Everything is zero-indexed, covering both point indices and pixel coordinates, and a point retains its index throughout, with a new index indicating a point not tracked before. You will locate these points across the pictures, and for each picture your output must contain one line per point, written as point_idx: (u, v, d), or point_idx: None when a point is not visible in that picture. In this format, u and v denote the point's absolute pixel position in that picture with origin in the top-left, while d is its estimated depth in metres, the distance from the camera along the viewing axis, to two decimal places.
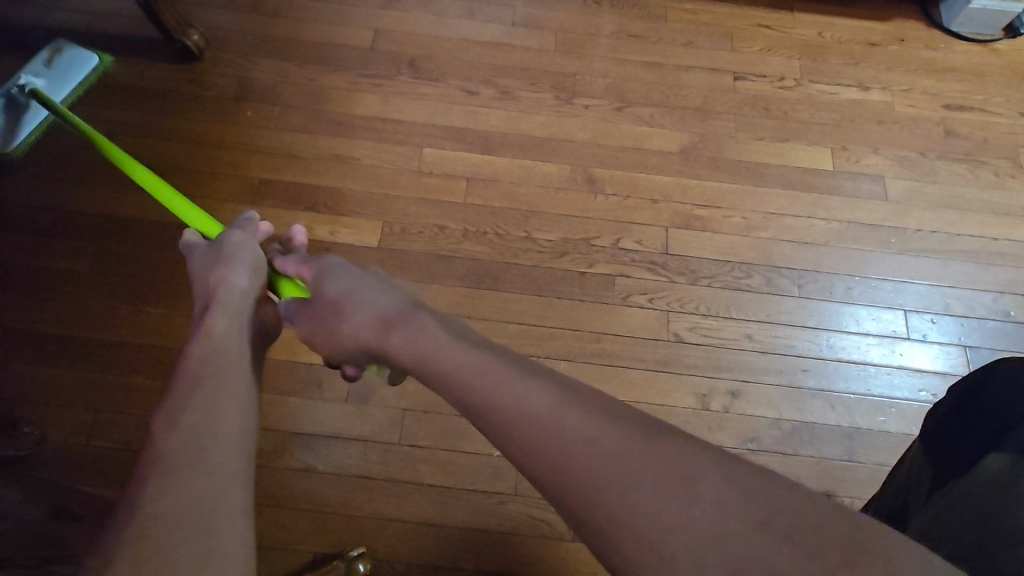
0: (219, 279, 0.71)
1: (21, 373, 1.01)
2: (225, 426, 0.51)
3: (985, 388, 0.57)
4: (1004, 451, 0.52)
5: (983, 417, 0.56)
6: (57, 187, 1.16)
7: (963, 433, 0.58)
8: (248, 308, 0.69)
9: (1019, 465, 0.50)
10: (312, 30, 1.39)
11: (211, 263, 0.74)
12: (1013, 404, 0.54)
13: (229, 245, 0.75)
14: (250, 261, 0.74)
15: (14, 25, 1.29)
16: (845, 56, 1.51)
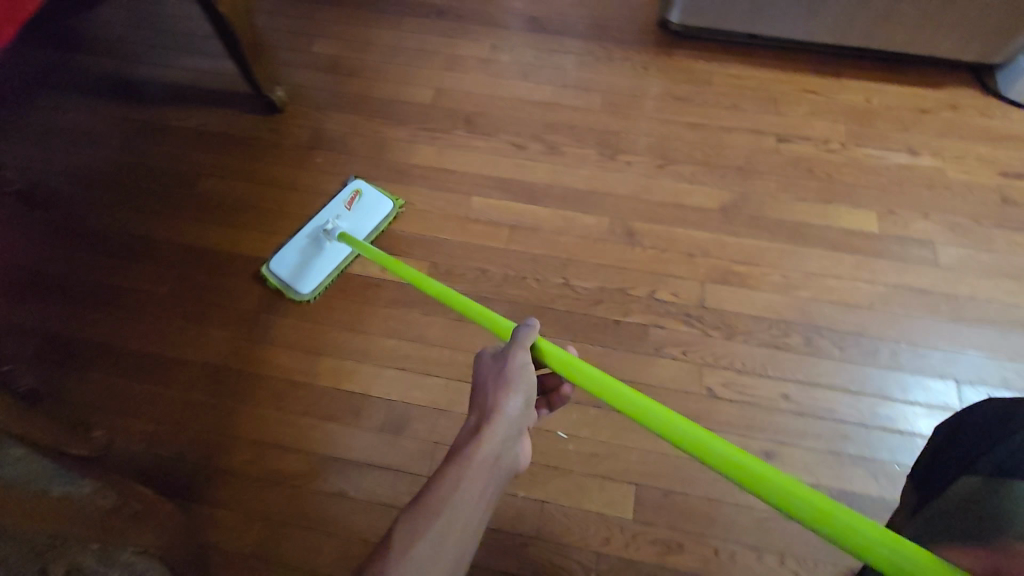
0: (502, 398, 0.70)
1: (99, 381, 1.13)
2: (458, 526, 0.61)
3: (974, 416, 0.60)
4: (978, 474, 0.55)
5: (970, 442, 0.59)
6: (150, 218, 1.31)
7: (946, 471, 0.61)
8: (511, 444, 0.68)
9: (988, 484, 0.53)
10: (380, 88, 1.54)
11: (491, 378, 0.72)
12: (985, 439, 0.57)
13: (512, 365, 0.73)
14: (527, 388, 0.72)
15: (133, 80, 1.50)
16: (894, 122, 1.52)
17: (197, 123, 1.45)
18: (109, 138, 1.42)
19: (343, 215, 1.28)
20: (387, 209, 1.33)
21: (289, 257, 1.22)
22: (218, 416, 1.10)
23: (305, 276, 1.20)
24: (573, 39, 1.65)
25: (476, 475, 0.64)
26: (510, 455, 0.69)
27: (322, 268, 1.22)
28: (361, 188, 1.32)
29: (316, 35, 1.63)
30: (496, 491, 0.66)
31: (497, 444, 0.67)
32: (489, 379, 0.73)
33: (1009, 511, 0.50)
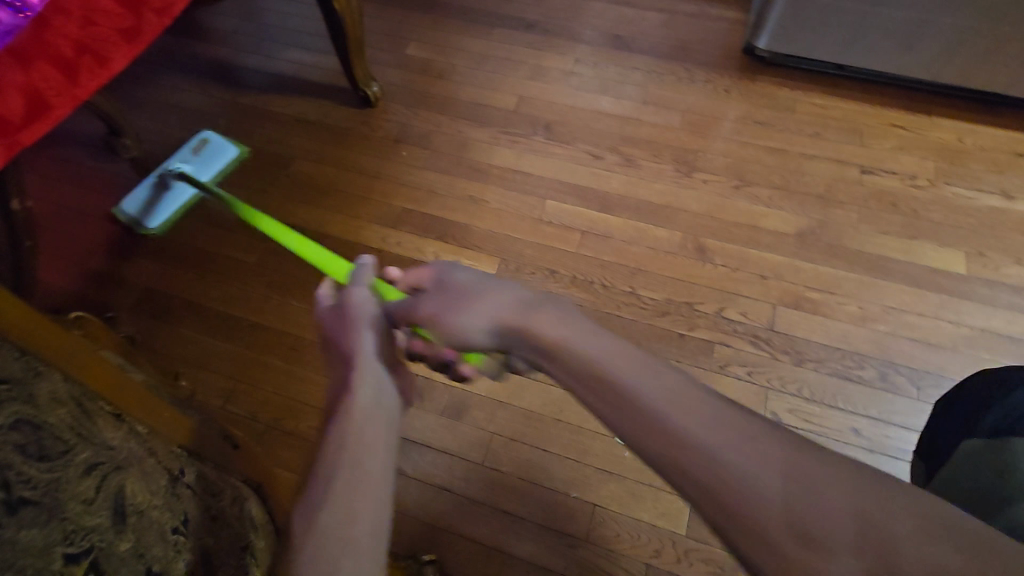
0: (351, 342, 0.76)
1: (188, 337, 1.21)
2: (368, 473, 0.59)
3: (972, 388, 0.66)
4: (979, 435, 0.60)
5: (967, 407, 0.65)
6: (245, 193, 1.41)
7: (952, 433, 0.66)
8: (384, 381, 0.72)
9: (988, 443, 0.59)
10: (466, 92, 1.61)
11: (340, 326, 0.79)
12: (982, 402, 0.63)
13: (354, 308, 0.79)
14: (370, 322, 0.78)
15: (242, 68, 1.62)
16: (988, 163, 1.46)
17: (295, 110, 1.55)
18: (216, 118, 1.53)
19: (189, 159, 1.39)
20: (228, 156, 1.42)
21: (139, 194, 1.33)
22: (289, 382, 1.16)
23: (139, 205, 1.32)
24: (655, 59, 1.68)
25: (365, 423, 0.64)
26: (390, 390, 0.72)
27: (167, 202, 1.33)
28: (208, 138, 1.43)
29: (409, 39, 1.72)
30: (391, 428, 0.67)
31: (370, 387, 0.69)
32: (333, 329, 0.80)
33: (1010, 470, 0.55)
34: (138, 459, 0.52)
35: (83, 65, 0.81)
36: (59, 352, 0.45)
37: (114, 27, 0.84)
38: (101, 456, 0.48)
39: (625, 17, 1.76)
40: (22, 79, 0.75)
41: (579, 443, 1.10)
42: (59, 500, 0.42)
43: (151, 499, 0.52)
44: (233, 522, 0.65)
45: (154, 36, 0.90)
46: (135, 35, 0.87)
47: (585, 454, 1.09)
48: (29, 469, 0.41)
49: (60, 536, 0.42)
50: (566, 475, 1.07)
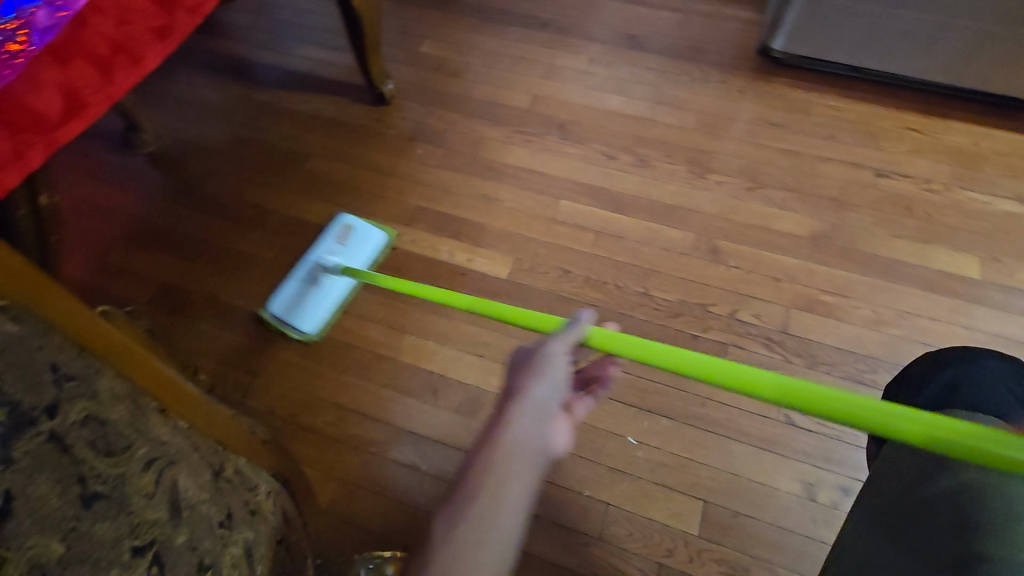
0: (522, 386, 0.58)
1: (206, 332, 1.22)
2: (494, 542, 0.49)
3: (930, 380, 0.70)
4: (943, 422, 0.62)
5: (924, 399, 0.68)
6: (262, 189, 1.42)
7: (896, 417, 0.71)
8: (546, 427, 0.56)
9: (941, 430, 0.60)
10: (480, 90, 1.61)
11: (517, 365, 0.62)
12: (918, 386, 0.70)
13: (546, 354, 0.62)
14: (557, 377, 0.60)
15: (258, 64, 1.63)
16: (1003, 168, 1.46)
17: (310, 107, 1.55)
18: (232, 114, 1.54)
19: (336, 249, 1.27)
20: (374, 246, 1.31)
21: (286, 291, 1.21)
22: (305, 378, 1.17)
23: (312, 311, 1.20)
24: (670, 59, 1.68)
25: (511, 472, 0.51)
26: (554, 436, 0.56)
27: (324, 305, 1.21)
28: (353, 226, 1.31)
29: (424, 37, 1.72)
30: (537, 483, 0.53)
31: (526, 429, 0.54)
32: (521, 364, 0.62)
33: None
34: (187, 453, 0.54)
35: (118, 63, 0.83)
36: (111, 354, 0.49)
37: (148, 25, 0.85)
38: (157, 450, 0.49)
39: (640, 16, 1.76)
40: (59, 76, 0.75)
41: (593, 442, 1.10)
42: (126, 493, 0.44)
43: (200, 492, 0.53)
44: (268, 515, 0.64)
45: (184, 34, 0.92)
46: (166, 34, 0.89)
47: (598, 454, 1.10)
48: (100, 465, 0.43)
49: (127, 528, 0.43)
50: (579, 474, 1.08)
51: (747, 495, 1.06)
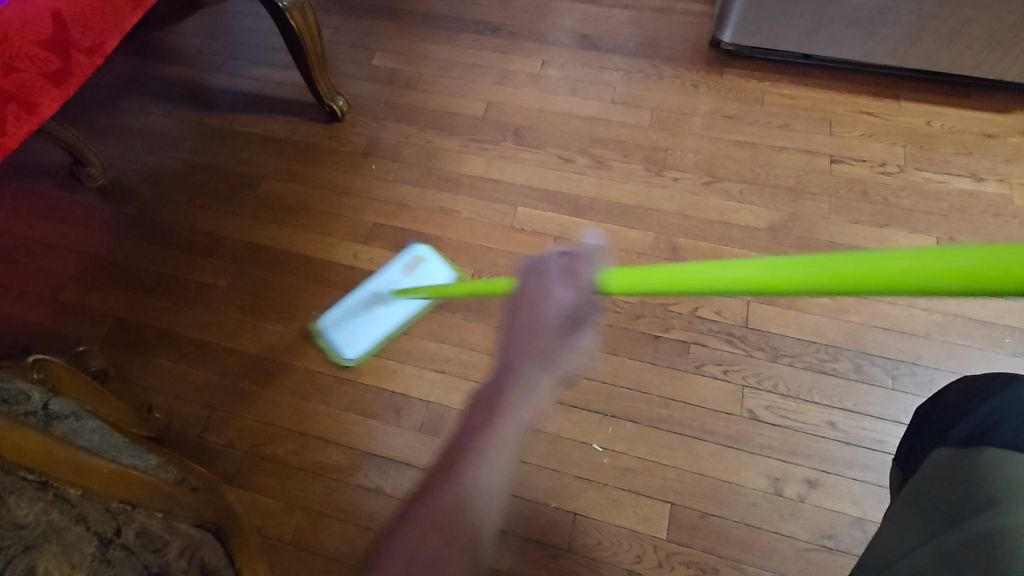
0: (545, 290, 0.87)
1: (161, 367, 1.21)
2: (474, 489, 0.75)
3: (938, 403, 0.66)
4: (948, 444, 0.60)
5: (936, 421, 0.65)
6: (213, 216, 1.40)
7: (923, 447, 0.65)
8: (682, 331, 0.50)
9: (958, 457, 0.57)
10: (434, 100, 1.60)
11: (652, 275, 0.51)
12: (955, 414, 0.62)
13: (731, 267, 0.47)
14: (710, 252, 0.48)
15: (206, 88, 1.61)
16: (956, 146, 1.46)
17: (261, 128, 1.53)
18: (182, 141, 1.51)
19: (402, 280, 1.30)
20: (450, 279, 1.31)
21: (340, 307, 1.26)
22: (266, 407, 1.16)
23: (355, 341, 1.21)
24: (623, 56, 1.67)
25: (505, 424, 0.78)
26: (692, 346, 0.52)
27: (374, 332, 1.22)
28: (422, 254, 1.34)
29: (376, 49, 1.70)
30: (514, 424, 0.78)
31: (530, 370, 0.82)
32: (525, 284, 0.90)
33: (988, 476, 0.54)
34: (61, 528, 0.56)
35: (10, 113, 0.83)
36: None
37: (39, 71, 0.85)
38: (6, 538, 0.51)
39: (591, 15, 1.75)
40: None
41: (558, 453, 1.10)
42: None
43: (70, 571, 0.55)
44: None
45: (86, 76, 0.92)
46: (64, 78, 0.89)
47: (564, 464, 1.10)
48: None
49: None
50: (545, 486, 1.08)
51: (712, 495, 1.06)
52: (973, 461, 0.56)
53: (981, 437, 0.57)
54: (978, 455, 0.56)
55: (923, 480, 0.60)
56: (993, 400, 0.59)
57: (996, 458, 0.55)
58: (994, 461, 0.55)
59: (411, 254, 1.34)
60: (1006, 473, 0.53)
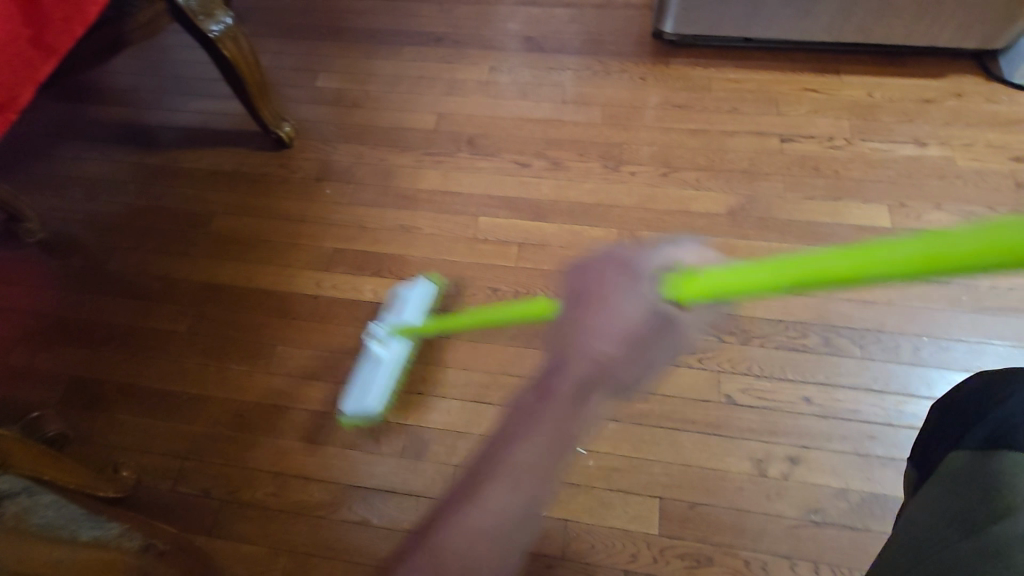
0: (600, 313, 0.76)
1: (126, 423, 1.17)
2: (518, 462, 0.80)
3: (958, 397, 0.66)
4: (967, 446, 0.59)
5: (957, 418, 0.64)
6: (165, 259, 1.35)
7: (943, 447, 0.64)
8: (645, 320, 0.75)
9: (978, 458, 0.57)
10: (384, 116, 1.57)
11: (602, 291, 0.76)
12: (979, 410, 0.61)
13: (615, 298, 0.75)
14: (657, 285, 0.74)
15: (144, 127, 1.55)
16: (898, 114, 1.49)
17: (207, 163, 1.49)
18: (125, 184, 1.46)
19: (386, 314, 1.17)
20: (427, 293, 1.21)
21: (375, 375, 1.11)
22: (241, 451, 1.13)
23: (363, 393, 1.11)
24: (570, 55, 1.67)
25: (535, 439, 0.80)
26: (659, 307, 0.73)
27: (379, 376, 1.11)
28: (409, 284, 1.22)
29: (319, 71, 1.67)
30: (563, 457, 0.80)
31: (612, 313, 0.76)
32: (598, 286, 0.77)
33: (1003, 482, 0.54)
34: None
35: None
36: None
37: None
38: None
39: (534, 17, 1.75)
40: None
41: None
42: None
43: None
44: None
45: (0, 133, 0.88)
46: None
47: None
48: None
49: None
50: None
51: (699, 484, 1.06)
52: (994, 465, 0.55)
53: (1004, 439, 0.57)
54: (998, 458, 0.56)
55: (941, 482, 0.59)
56: (1013, 397, 0.59)
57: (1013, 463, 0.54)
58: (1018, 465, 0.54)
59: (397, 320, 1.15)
60: None
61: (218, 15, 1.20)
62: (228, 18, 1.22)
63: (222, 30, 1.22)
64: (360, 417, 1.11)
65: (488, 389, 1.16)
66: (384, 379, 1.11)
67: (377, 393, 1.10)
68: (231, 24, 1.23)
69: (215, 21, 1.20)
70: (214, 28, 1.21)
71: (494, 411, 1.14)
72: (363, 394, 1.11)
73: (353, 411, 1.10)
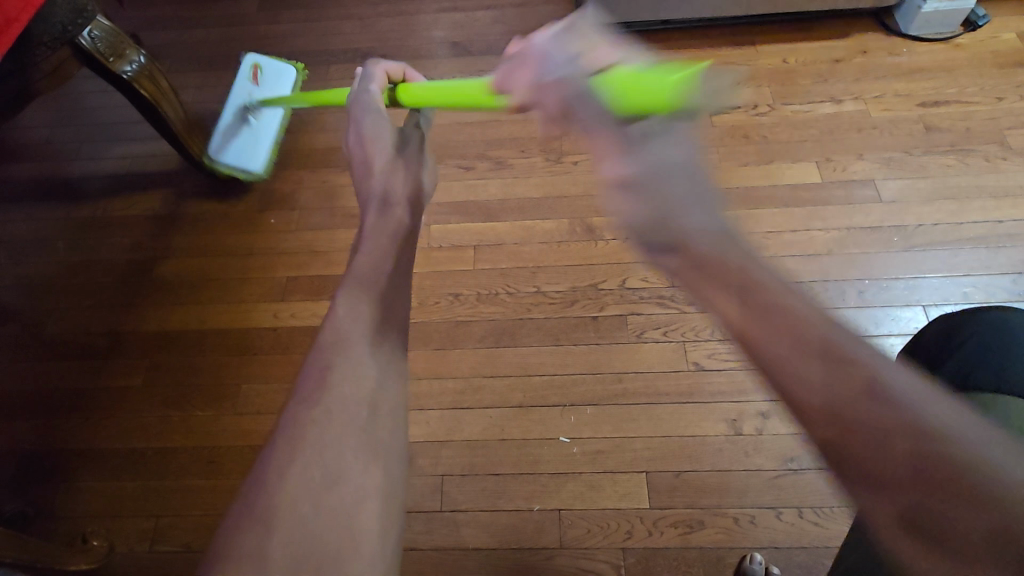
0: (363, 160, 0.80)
1: (90, 489, 1.11)
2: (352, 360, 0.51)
3: (919, 338, 0.71)
4: (938, 393, 0.64)
5: (921, 359, 0.69)
6: (108, 313, 1.29)
7: None
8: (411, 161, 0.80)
9: (950, 400, 0.62)
10: (320, 137, 1.55)
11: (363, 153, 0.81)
12: (942, 348, 0.67)
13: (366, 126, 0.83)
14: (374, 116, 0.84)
15: (66, 180, 1.48)
16: (814, 76, 1.57)
17: (140, 209, 1.43)
18: (54, 242, 1.39)
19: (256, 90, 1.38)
20: (288, 75, 1.45)
21: (224, 129, 1.37)
22: (220, 496, 1.09)
23: (248, 157, 1.39)
24: (498, 56, 1.68)
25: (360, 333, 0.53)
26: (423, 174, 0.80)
27: (262, 142, 1.41)
28: (253, 61, 1.40)
29: None
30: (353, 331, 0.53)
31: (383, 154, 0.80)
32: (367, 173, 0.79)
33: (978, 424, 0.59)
34: None
35: None
36: None
37: None
38: None
39: (457, 21, 1.76)
40: None
41: (529, 455, 1.11)
42: None
43: None
44: None
45: None
46: None
47: (537, 464, 1.10)
48: None
49: None
50: (524, 492, 1.08)
51: (682, 453, 1.10)
52: (963, 409, 0.61)
53: (968, 382, 0.62)
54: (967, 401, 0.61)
55: None
56: (973, 337, 0.65)
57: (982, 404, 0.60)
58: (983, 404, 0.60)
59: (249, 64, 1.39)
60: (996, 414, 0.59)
61: (129, 54, 1.16)
62: (141, 56, 1.18)
63: (136, 69, 1.18)
64: (235, 171, 1.40)
65: (464, 394, 1.17)
66: (237, 140, 1.39)
67: (233, 170, 1.39)
68: (144, 61, 1.19)
69: (128, 61, 1.16)
70: (127, 67, 1.17)
71: (473, 414, 1.15)
72: (235, 150, 1.39)
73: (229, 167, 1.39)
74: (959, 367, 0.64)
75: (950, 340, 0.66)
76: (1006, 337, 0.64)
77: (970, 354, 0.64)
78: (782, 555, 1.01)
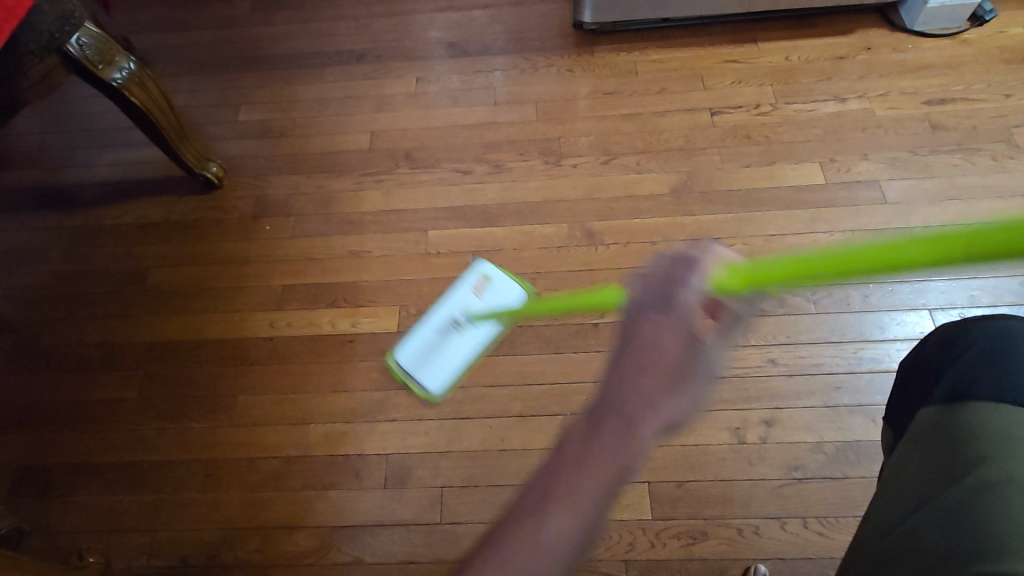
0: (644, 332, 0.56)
1: (84, 504, 1.10)
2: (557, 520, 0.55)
3: (922, 350, 0.68)
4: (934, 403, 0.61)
5: (922, 372, 0.66)
6: (102, 324, 1.27)
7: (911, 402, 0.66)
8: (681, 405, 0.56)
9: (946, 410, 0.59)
10: (317, 142, 1.53)
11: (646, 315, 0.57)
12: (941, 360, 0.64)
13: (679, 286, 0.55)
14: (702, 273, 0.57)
15: (58, 188, 1.46)
16: (816, 74, 1.54)
17: (133, 217, 1.41)
18: (46, 252, 1.37)
19: (476, 306, 1.22)
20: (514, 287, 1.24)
21: (414, 342, 1.20)
22: (216, 510, 1.08)
23: (436, 375, 1.16)
24: (495, 56, 1.66)
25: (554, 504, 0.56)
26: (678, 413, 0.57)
27: (457, 358, 1.17)
28: (483, 267, 1.28)
29: (240, 105, 1.61)
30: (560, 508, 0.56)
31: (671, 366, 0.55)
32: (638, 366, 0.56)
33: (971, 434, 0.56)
34: None
35: None
36: None
37: None
38: None
39: (453, 21, 1.73)
40: None
41: (529, 466, 1.09)
42: None
43: None
44: None
45: None
46: None
47: None
48: None
49: None
50: None
51: (684, 462, 1.08)
52: (958, 419, 0.58)
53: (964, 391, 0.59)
54: (961, 411, 0.58)
55: (913, 439, 0.61)
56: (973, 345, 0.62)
57: (977, 414, 0.57)
58: (980, 413, 0.57)
59: (478, 273, 1.27)
60: (991, 424, 0.56)
61: (118, 61, 1.14)
62: (131, 63, 1.16)
63: (125, 76, 1.16)
64: (409, 375, 1.18)
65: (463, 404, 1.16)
66: (431, 332, 1.20)
67: (422, 385, 1.17)
68: (134, 68, 1.17)
69: (117, 68, 1.14)
70: (117, 75, 1.14)
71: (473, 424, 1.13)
72: (422, 364, 1.18)
73: (425, 386, 1.17)
74: (957, 375, 0.61)
75: (949, 349, 0.64)
76: (1010, 345, 0.61)
77: (972, 362, 0.61)
78: (787, 566, 1.00)
